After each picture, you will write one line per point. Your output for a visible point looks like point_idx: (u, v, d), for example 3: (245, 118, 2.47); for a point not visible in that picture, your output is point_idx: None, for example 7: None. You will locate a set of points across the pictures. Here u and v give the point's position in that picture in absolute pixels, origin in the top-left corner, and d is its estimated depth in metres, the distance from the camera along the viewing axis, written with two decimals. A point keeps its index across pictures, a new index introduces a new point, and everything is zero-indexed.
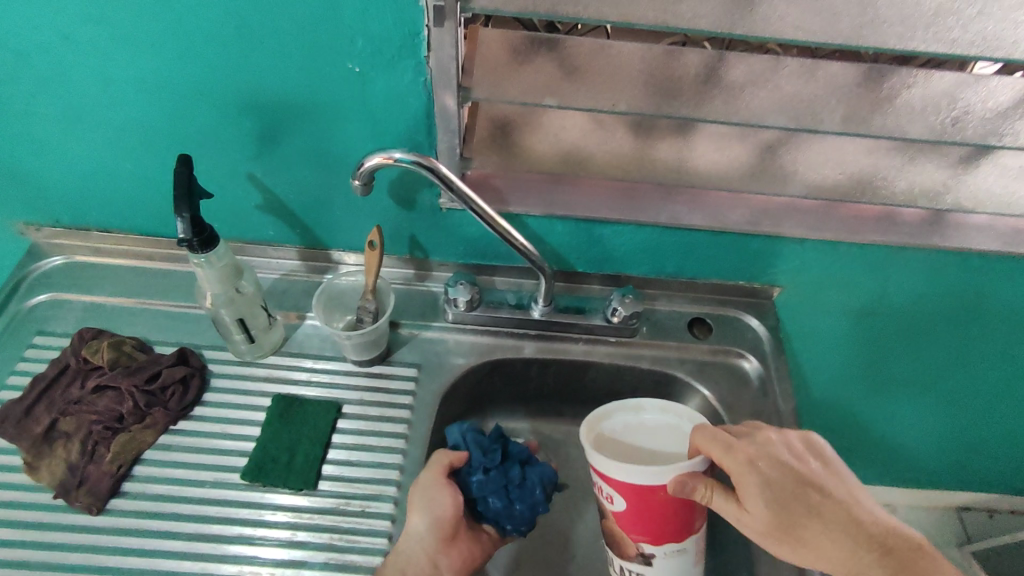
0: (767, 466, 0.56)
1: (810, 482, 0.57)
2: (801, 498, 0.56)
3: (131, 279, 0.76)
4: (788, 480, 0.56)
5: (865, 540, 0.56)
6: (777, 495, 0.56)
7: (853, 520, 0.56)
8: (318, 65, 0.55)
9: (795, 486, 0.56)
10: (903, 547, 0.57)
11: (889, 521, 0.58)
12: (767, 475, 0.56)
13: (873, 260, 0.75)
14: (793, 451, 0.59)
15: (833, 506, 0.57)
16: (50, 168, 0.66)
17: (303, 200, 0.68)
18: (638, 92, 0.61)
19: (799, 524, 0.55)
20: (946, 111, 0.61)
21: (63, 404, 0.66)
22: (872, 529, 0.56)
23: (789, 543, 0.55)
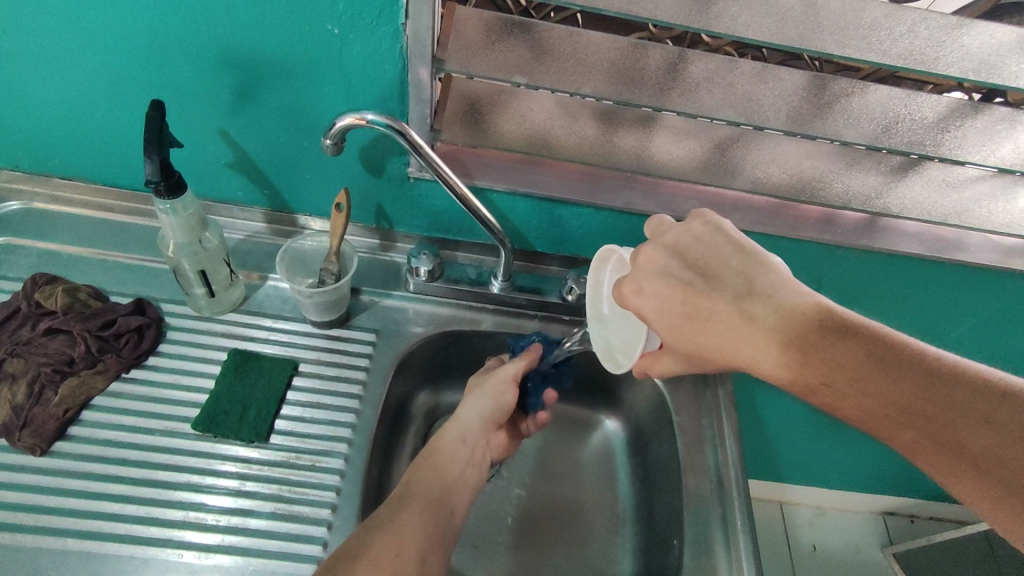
0: (651, 294, 0.51)
1: (704, 289, 0.50)
2: (691, 312, 0.50)
3: (91, 230, 0.75)
4: (678, 300, 0.50)
5: (765, 333, 0.47)
6: (669, 321, 0.51)
7: (745, 312, 0.48)
8: (298, 24, 0.56)
9: (686, 302, 0.50)
10: (810, 326, 0.46)
11: (806, 299, 0.47)
12: (653, 304, 0.51)
13: (808, 258, 0.81)
14: (684, 261, 0.51)
15: (726, 309, 0.49)
16: (11, 107, 0.65)
17: (272, 160, 0.69)
18: (605, 79, 0.65)
19: (698, 343, 0.50)
20: (881, 118, 0.67)
21: (11, 346, 0.65)
22: (777, 320, 0.47)
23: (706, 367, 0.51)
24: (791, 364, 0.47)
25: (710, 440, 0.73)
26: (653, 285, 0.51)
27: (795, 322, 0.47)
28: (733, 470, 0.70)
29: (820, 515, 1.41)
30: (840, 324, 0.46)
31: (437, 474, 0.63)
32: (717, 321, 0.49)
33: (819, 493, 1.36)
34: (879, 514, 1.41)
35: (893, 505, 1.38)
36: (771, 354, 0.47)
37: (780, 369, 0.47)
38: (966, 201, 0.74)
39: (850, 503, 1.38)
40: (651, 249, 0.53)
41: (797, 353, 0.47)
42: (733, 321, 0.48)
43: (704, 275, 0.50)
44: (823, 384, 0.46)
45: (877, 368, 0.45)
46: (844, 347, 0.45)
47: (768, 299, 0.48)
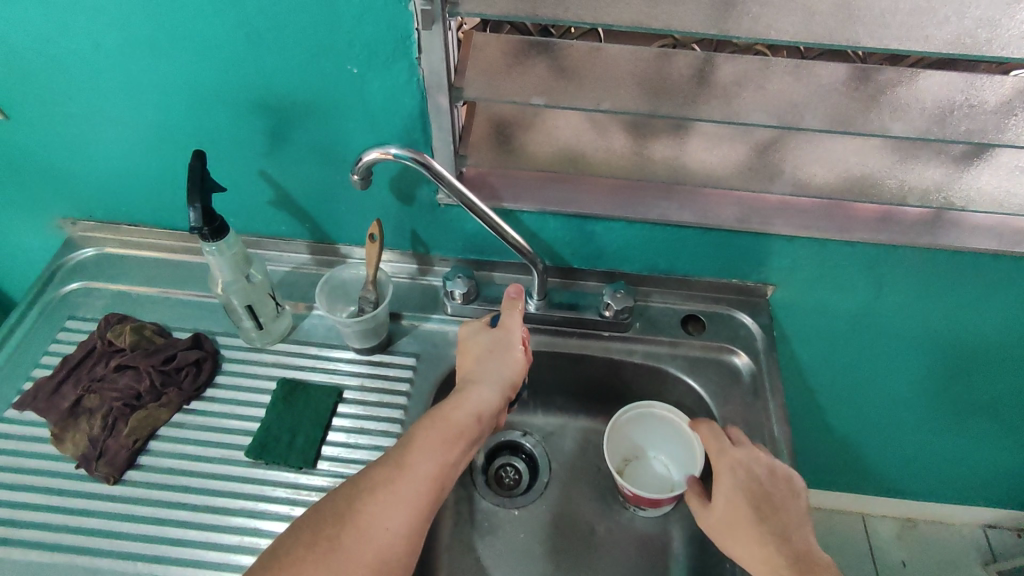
0: (735, 470, 0.64)
1: (737, 528, 0.62)
2: (753, 496, 0.63)
3: (155, 270, 0.81)
4: (754, 487, 0.63)
5: (767, 526, 0.61)
6: (730, 496, 0.63)
7: (776, 528, 0.61)
8: (320, 68, 0.59)
9: (754, 489, 0.63)
10: (796, 550, 0.59)
11: (801, 554, 0.59)
12: (729, 478, 0.64)
13: (871, 262, 0.75)
14: (763, 488, 0.63)
15: (772, 524, 0.61)
16: (78, 161, 0.72)
17: (310, 196, 0.72)
18: (627, 92, 0.64)
19: (728, 531, 0.62)
20: (932, 108, 0.63)
21: (87, 382, 0.71)
22: (782, 539, 0.60)
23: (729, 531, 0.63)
24: (771, 551, 0.59)
25: None
26: (735, 465, 0.65)
27: (783, 539, 0.60)
28: None
29: (909, 529, 1.30)
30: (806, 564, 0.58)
31: (445, 447, 0.58)
32: (758, 518, 0.61)
33: (907, 506, 1.25)
34: (980, 527, 1.29)
35: (996, 518, 1.26)
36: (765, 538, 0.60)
37: (763, 554, 0.59)
38: None
39: (943, 516, 1.27)
40: (742, 455, 0.65)
41: (783, 550, 0.59)
42: (762, 523, 0.61)
43: (740, 504, 0.63)
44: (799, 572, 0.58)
45: None
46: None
47: (788, 530, 0.61)
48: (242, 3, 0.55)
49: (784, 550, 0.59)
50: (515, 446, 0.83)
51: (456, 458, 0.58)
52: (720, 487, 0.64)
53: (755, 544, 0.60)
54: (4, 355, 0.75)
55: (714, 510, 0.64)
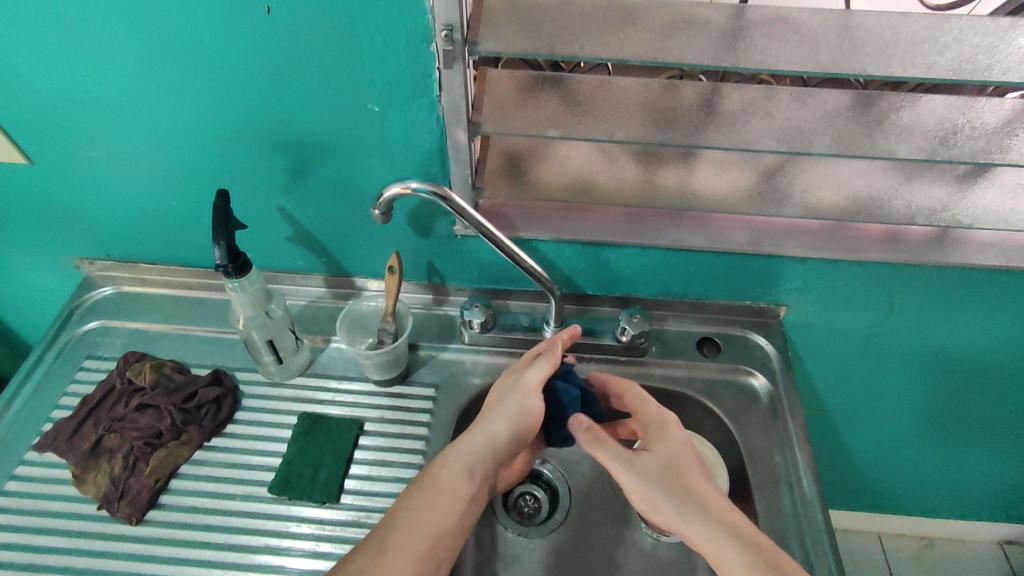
0: (671, 433, 0.65)
1: (675, 495, 0.60)
2: (686, 456, 0.63)
3: (172, 307, 0.82)
4: (688, 450, 0.63)
5: (699, 484, 0.61)
6: (665, 456, 0.63)
7: (706, 486, 0.61)
8: (342, 107, 0.60)
9: (689, 451, 0.63)
10: (725, 506, 0.59)
11: (738, 517, 0.59)
12: (667, 441, 0.64)
13: (881, 282, 0.76)
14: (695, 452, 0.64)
15: (703, 483, 0.61)
16: (99, 202, 0.73)
17: (328, 230, 0.73)
18: (639, 123, 0.66)
19: (655, 486, 0.61)
20: (934, 131, 0.65)
21: (107, 422, 0.70)
22: (712, 497, 0.60)
23: (660, 486, 0.61)
24: (700, 506, 0.59)
25: (785, 479, 0.71)
26: (672, 427, 0.65)
27: (714, 498, 0.60)
28: (816, 513, 0.68)
29: (927, 548, 1.29)
30: (735, 520, 0.58)
31: (438, 515, 0.55)
32: (688, 476, 0.61)
33: (924, 524, 1.24)
34: (998, 544, 1.28)
35: (1014, 534, 1.25)
36: (693, 495, 0.60)
37: (694, 509, 0.59)
38: None
39: (961, 534, 1.26)
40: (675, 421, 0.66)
41: (712, 505, 0.59)
42: (694, 482, 0.61)
43: (677, 466, 0.62)
44: (730, 525, 0.57)
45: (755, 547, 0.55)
46: (748, 550, 0.55)
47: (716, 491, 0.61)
48: (267, 47, 0.56)
49: (714, 507, 0.59)
50: (533, 474, 0.82)
51: (449, 525, 0.55)
52: (655, 446, 0.64)
53: (686, 499, 0.60)
54: (24, 397, 0.75)
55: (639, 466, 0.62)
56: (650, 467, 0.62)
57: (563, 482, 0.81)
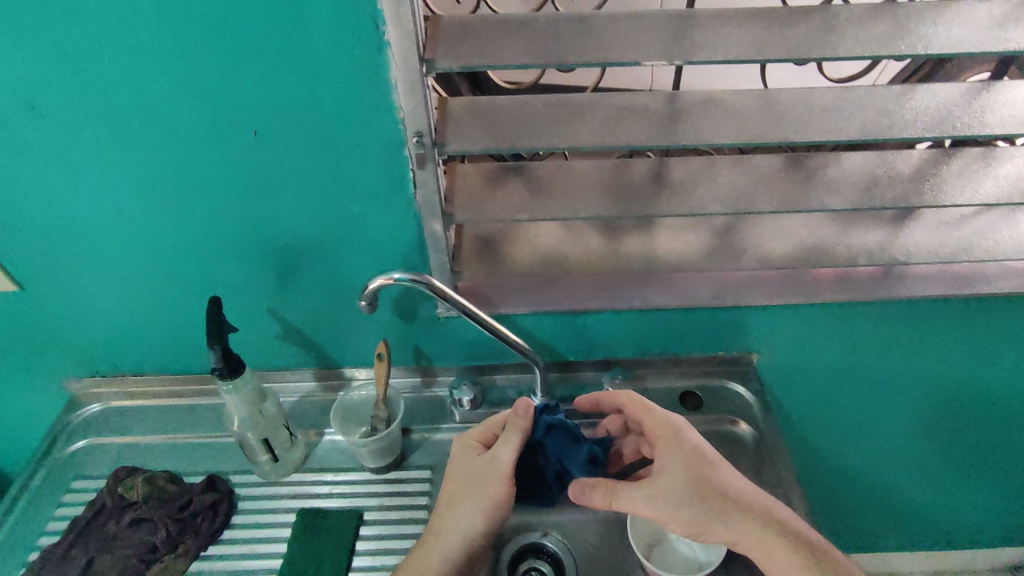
0: (678, 450, 0.68)
1: (708, 508, 0.65)
2: (702, 470, 0.67)
3: (161, 417, 0.81)
4: (699, 459, 0.68)
5: (725, 494, 0.66)
6: (682, 476, 0.66)
7: (732, 495, 0.66)
8: (325, 210, 0.65)
9: (702, 461, 0.68)
10: (755, 510, 0.66)
11: (766, 506, 0.67)
12: (677, 459, 0.67)
13: (837, 320, 0.81)
14: (705, 458, 0.68)
15: (725, 490, 0.66)
16: (89, 322, 0.75)
17: (317, 325, 0.76)
18: (598, 200, 0.72)
19: (682, 510, 0.65)
20: (859, 183, 0.73)
21: (99, 541, 0.69)
22: (740, 504, 0.66)
23: (684, 507, 0.65)
24: (734, 515, 0.65)
25: None
26: (676, 443, 0.68)
27: (742, 503, 0.66)
28: None
29: None
30: (769, 521, 0.66)
31: None
32: (713, 490, 0.66)
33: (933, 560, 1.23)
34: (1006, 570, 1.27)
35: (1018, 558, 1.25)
36: (723, 507, 0.65)
37: (728, 521, 0.65)
38: (969, 236, 0.77)
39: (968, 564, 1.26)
40: (675, 433, 0.69)
41: (743, 514, 0.66)
42: (717, 495, 0.66)
43: (697, 479, 0.66)
44: (767, 528, 0.65)
45: (792, 543, 0.65)
46: (793, 546, 0.65)
47: (740, 494, 0.67)
48: (253, 163, 0.61)
49: (748, 512, 0.66)
50: (537, 547, 0.81)
51: None
52: (668, 469, 0.67)
53: (720, 514, 0.65)
54: (10, 528, 0.73)
55: (657, 491, 0.65)
56: (670, 492, 0.66)
57: (567, 552, 0.80)
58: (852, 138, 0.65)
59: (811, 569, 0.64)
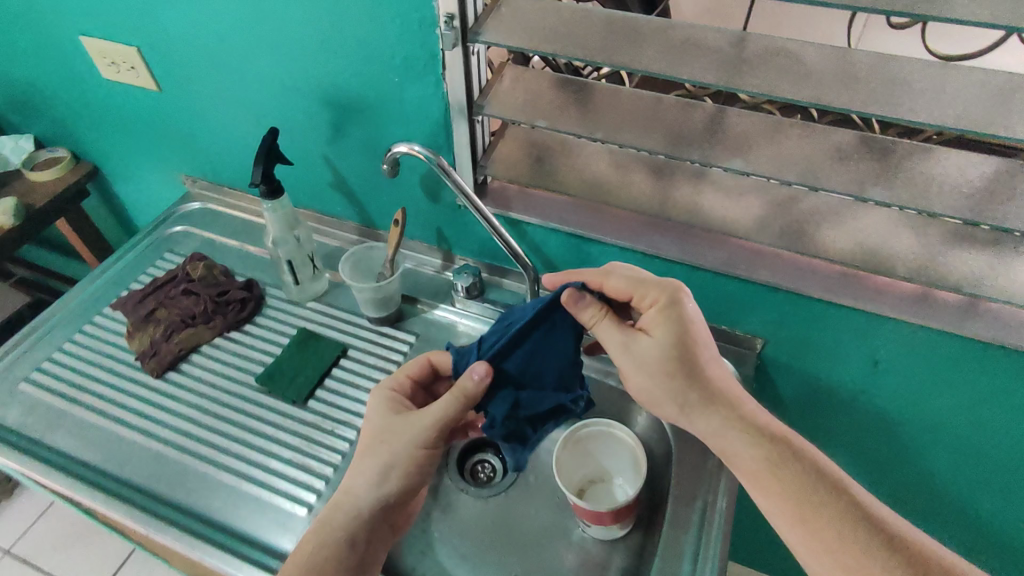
0: (668, 321, 0.61)
1: (675, 386, 0.60)
2: (683, 346, 0.60)
3: (239, 227, 0.99)
4: (686, 336, 0.60)
5: (697, 379, 0.60)
6: (665, 346, 0.60)
7: (705, 382, 0.60)
8: (371, 75, 0.73)
9: (688, 338, 0.60)
10: (729, 403, 0.60)
11: (745, 403, 0.61)
12: (664, 329, 0.61)
13: (859, 330, 0.75)
14: (693, 337, 0.61)
15: (703, 376, 0.60)
16: (201, 130, 0.92)
17: (359, 183, 0.86)
18: (630, 128, 0.71)
19: (651, 381, 0.61)
20: (927, 182, 0.63)
21: (162, 298, 0.88)
22: (714, 393, 0.60)
23: (654, 375, 0.60)
24: (706, 400, 0.60)
25: (702, 499, 0.70)
26: (665, 312, 0.61)
27: (717, 394, 0.60)
28: (719, 544, 0.66)
29: None
30: (744, 416, 0.59)
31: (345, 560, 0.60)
32: (691, 371, 0.60)
33: None
34: None
35: None
36: (693, 392, 0.60)
37: (697, 406, 0.60)
38: None
39: None
40: (667, 303, 0.61)
41: (717, 406, 0.60)
42: (691, 376, 0.60)
43: (678, 353, 0.60)
44: (739, 424, 0.59)
45: (770, 444, 0.57)
46: (759, 444, 0.58)
47: (722, 386, 0.60)
48: (318, 18, 0.70)
49: (724, 406, 0.59)
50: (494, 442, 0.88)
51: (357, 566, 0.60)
52: (650, 335, 0.61)
53: (689, 395, 0.60)
54: (117, 268, 0.95)
55: (633, 350, 0.61)
56: (645, 355, 0.61)
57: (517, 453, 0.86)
58: (953, 127, 0.54)
59: (777, 467, 0.56)
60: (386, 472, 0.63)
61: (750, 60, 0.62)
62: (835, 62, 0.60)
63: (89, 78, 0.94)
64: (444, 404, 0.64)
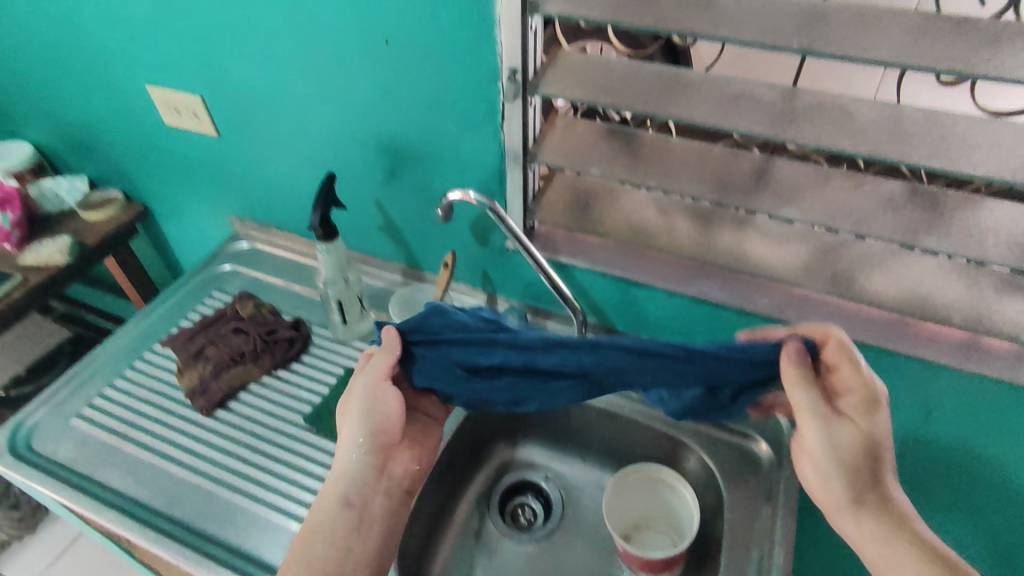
0: (868, 422, 0.56)
1: (850, 487, 0.57)
2: (870, 453, 0.56)
3: (285, 266, 1.02)
4: (880, 443, 0.56)
5: (872, 487, 0.57)
6: (857, 447, 0.56)
7: (879, 491, 0.57)
8: (429, 124, 0.76)
9: (882, 446, 0.56)
10: (897, 518, 0.56)
11: (920, 525, 0.56)
12: (864, 428, 0.56)
13: (913, 378, 0.75)
14: (886, 447, 0.57)
15: (879, 487, 0.57)
16: (255, 174, 0.96)
17: (408, 226, 0.89)
18: (681, 176, 0.73)
19: (827, 477, 0.58)
20: (981, 233, 0.64)
21: (211, 336, 0.90)
22: (887, 508, 0.57)
23: (839, 472, 0.57)
24: (873, 511, 0.57)
25: (759, 550, 0.69)
26: (870, 409, 0.56)
27: (890, 508, 0.56)
28: None
29: None
30: (907, 530, 0.56)
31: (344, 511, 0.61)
32: (873, 479, 0.57)
33: None
34: None
35: None
36: (868, 501, 0.57)
37: (866, 516, 0.57)
38: None
39: None
40: (871, 403, 0.56)
41: (885, 517, 0.56)
42: (870, 487, 0.57)
43: (864, 457, 0.56)
44: (901, 540, 0.55)
45: (926, 565, 0.53)
46: (918, 564, 0.53)
47: (898, 503, 0.57)
48: (381, 71, 0.73)
49: (891, 519, 0.56)
50: (536, 486, 0.87)
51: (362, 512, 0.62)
52: (846, 431, 0.56)
53: (862, 505, 0.57)
54: (166, 305, 0.97)
55: (829, 439, 0.56)
56: (837, 448, 0.56)
57: (559, 498, 0.86)
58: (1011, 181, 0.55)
59: None
60: (363, 425, 0.63)
61: (804, 114, 0.64)
62: (888, 117, 0.62)
63: (151, 124, 0.98)
64: (381, 362, 0.65)
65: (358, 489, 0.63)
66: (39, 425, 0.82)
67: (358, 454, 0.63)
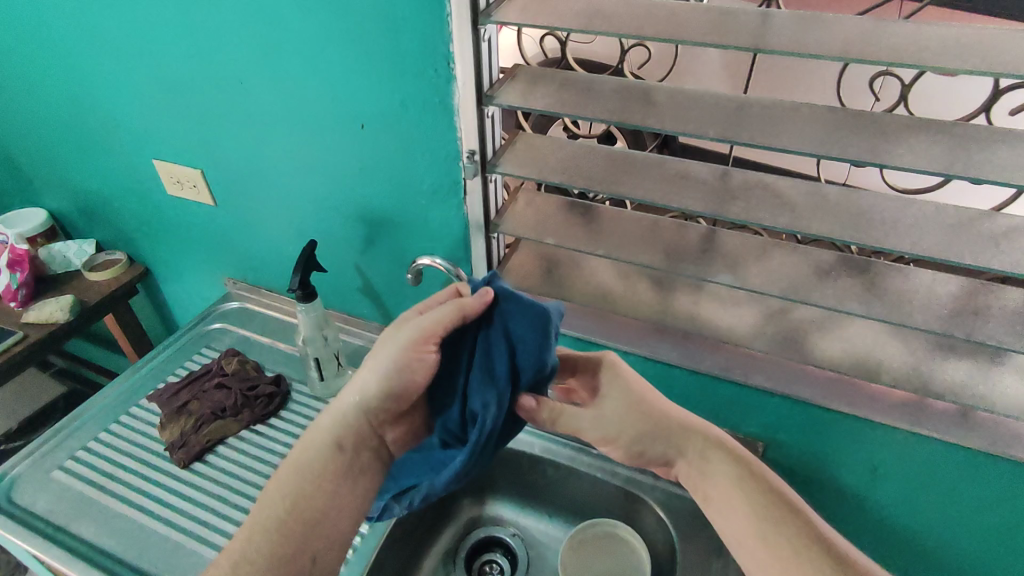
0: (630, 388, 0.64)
1: (660, 445, 0.63)
2: (660, 414, 0.63)
3: (271, 325, 1.08)
4: (639, 397, 0.64)
5: (697, 446, 0.62)
6: (640, 413, 0.63)
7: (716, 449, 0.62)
8: (402, 196, 0.83)
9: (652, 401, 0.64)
10: (721, 464, 0.61)
11: (745, 461, 0.62)
12: (622, 392, 0.65)
13: (854, 437, 0.78)
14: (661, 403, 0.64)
15: (701, 442, 0.62)
16: (247, 239, 1.03)
17: (384, 288, 0.95)
18: (630, 244, 0.79)
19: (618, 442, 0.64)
20: (902, 298, 0.69)
21: (195, 391, 0.94)
22: (713, 457, 0.62)
23: (648, 441, 0.63)
24: (706, 465, 0.62)
25: None
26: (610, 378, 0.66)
27: (723, 462, 0.61)
28: None
29: None
30: (742, 474, 0.60)
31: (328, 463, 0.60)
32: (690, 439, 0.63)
33: None
34: None
35: None
36: (704, 461, 0.62)
37: (701, 475, 0.62)
38: None
39: None
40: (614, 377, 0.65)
41: (714, 467, 0.61)
42: (681, 444, 0.63)
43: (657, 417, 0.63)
44: (729, 487, 0.60)
45: (753, 501, 0.58)
46: (752, 500, 0.58)
47: (727, 452, 0.62)
48: (359, 149, 0.82)
49: (735, 471, 0.60)
50: (502, 542, 0.89)
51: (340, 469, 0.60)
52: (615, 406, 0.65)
53: (695, 468, 0.62)
54: (156, 361, 1.03)
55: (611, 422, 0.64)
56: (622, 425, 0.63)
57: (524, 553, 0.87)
58: (913, 253, 0.61)
59: (771, 524, 0.57)
60: (384, 378, 0.60)
61: (734, 192, 0.71)
62: (807, 194, 0.69)
63: (155, 193, 1.07)
64: (440, 317, 0.60)
65: (352, 437, 0.61)
66: (24, 475, 0.86)
67: (364, 393, 0.61)
